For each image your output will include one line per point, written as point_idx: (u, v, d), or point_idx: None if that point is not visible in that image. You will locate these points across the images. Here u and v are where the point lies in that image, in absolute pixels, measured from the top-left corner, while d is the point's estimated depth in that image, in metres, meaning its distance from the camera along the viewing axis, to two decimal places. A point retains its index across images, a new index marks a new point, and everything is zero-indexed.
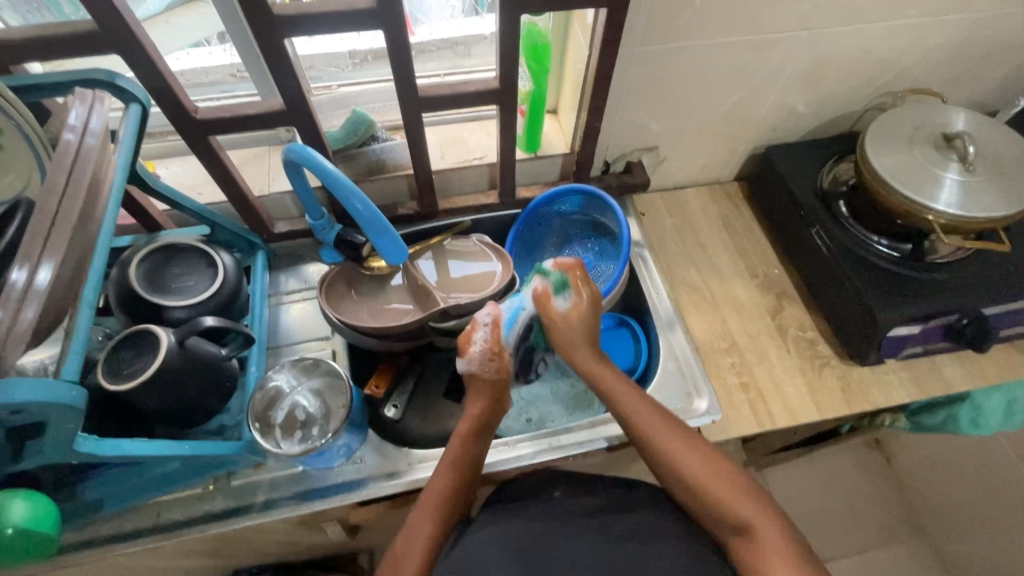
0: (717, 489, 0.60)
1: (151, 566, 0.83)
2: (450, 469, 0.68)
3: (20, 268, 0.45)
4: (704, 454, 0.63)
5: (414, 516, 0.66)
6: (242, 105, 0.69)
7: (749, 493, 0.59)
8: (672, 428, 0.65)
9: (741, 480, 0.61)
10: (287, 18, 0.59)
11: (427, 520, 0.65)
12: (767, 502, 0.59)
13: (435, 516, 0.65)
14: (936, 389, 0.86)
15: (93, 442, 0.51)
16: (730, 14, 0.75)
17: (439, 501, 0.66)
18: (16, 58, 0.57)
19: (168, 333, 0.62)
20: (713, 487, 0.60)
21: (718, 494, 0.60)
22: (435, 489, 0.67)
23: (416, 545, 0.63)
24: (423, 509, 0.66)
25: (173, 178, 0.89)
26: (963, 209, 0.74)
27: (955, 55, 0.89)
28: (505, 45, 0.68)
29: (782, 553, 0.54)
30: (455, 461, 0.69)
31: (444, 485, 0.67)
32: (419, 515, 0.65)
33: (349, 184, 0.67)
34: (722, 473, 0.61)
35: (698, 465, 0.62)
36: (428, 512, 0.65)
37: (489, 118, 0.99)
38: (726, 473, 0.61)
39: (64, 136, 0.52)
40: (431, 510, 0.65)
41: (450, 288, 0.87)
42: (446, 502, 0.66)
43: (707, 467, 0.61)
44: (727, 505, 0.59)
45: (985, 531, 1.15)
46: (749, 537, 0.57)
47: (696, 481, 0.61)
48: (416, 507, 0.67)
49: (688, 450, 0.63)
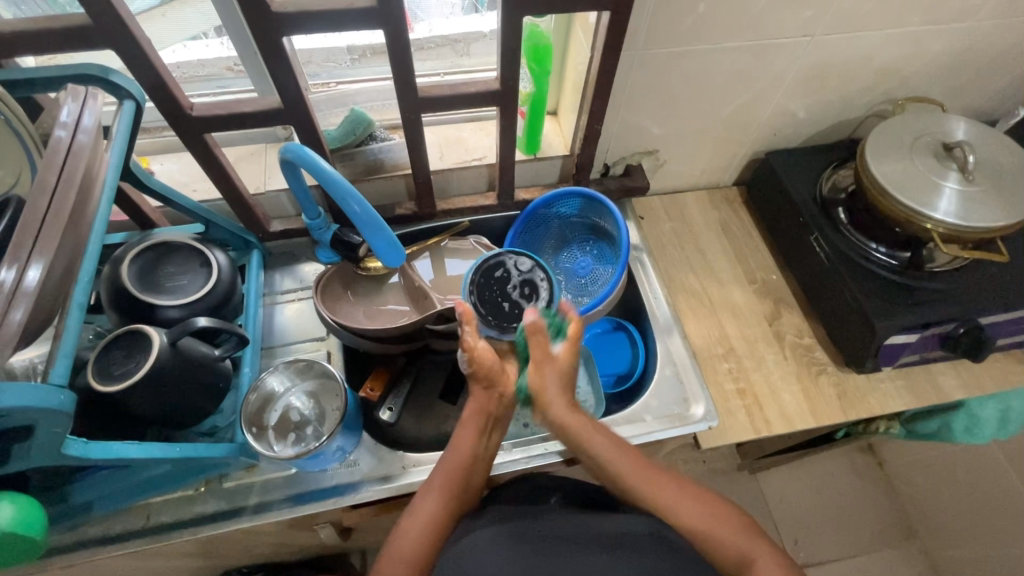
0: (713, 531, 0.59)
1: (141, 567, 0.82)
2: (469, 447, 0.68)
3: (8, 268, 0.44)
4: (691, 496, 0.62)
5: (420, 497, 0.66)
6: (239, 103, 0.68)
7: (744, 526, 0.59)
8: (656, 477, 0.63)
9: (733, 515, 0.60)
10: (286, 15, 0.58)
11: (430, 502, 0.65)
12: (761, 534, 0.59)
13: (439, 497, 0.65)
14: (931, 397, 0.86)
15: (81, 445, 0.50)
16: (734, 20, 0.74)
17: (447, 483, 0.66)
18: (8, 51, 0.56)
19: (160, 334, 0.61)
20: (710, 532, 0.59)
21: (715, 537, 0.59)
22: (448, 464, 0.67)
23: (418, 526, 0.63)
24: (430, 489, 0.66)
25: (167, 175, 0.88)
26: (962, 218, 0.74)
27: (955, 64, 0.89)
28: (508, 46, 0.67)
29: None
30: (474, 443, 0.68)
31: (460, 461, 0.67)
32: (422, 498, 0.65)
33: (346, 185, 0.66)
34: (719, 516, 0.60)
35: (689, 509, 0.61)
36: (435, 492, 0.65)
37: (489, 119, 0.98)
38: (720, 517, 0.60)
39: (55, 132, 0.51)
40: (439, 495, 0.65)
41: (446, 289, 0.88)
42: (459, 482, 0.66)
43: (708, 515, 0.60)
44: (725, 543, 0.58)
45: (976, 538, 1.16)
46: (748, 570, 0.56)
47: (691, 525, 0.60)
48: (421, 491, 0.67)
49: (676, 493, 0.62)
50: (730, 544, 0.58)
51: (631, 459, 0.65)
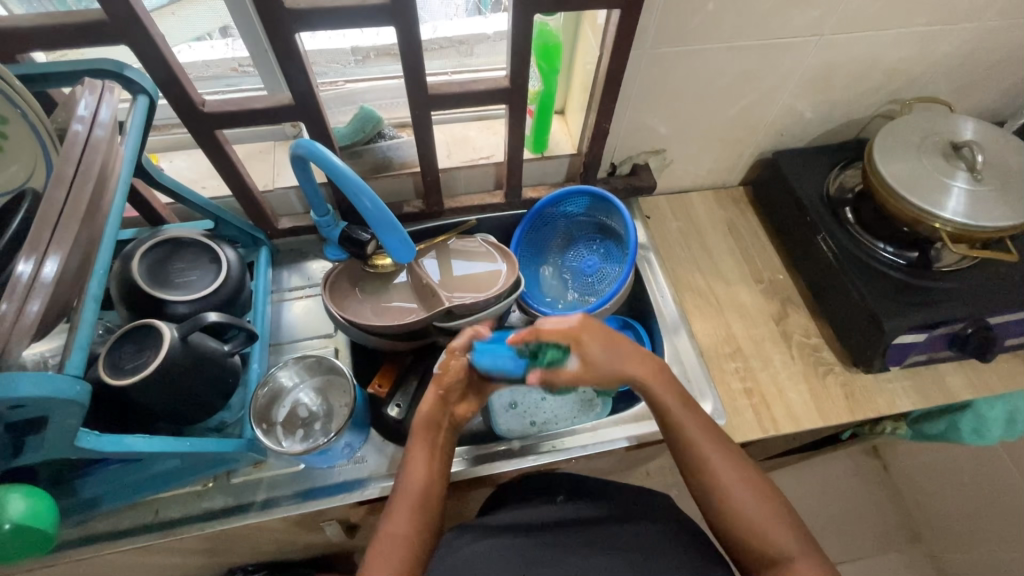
0: (758, 517, 0.61)
1: (147, 563, 0.82)
2: (423, 467, 0.67)
3: (26, 260, 0.44)
4: (748, 477, 0.63)
5: (389, 517, 0.64)
6: (250, 99, 0.68)
7: (786, 522, 0.60)
8: (725, 454, 0.64)
9: (778, 505, 0.62)
10: (299, 11, 0.59)
11: (402, 520, 0.63)
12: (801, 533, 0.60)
13: (409, 516, 0.64)
14: (939, 397, 0.86)
15: (93, 438, 0.50)
16: (743, 19, 0.75)
17: (413, 500, 0.65)
18: (23, 46, 0.56)
19: (172, 328, 0.62)
20: (757, 519, 0.60)
21: (761, 527, 0.60)
22: (409, 486, 0.66)
23: (393, 546, 0.61)
24: (397, 510, 0.64)
25: (177, 172, 0.88)
26: (972, 217, 0.74)
27: (963, 64, 0.89)
28: (518, 44, 0.67)
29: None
30: (427, 460, 0.68)
31: (418, 482, 0.66)
32: (393, 515, 0.64)
33: (358, 181, 0.66)
34: (769, 504, 0.61)
35: (746, 489, 0.62)
36: (404, 511, 0.64)
37: (497, 118, 0.98)
38: (770, 508, 0.61)
39: (73, 126, 0.51)
40: (409, 511, 0.64)
41: (453, 288, 0.86)
42: (422, 501, 0.65)
43: (760, 500, 0.61)
44: (768, 536, 0.60)
45: (983, 541, 1.15)
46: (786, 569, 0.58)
47: (740, 505, 0.61)
48: (390, 508, 0.65)
49: (736, 472, 0.63)
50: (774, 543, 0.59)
51: (703, 429, 0.65)
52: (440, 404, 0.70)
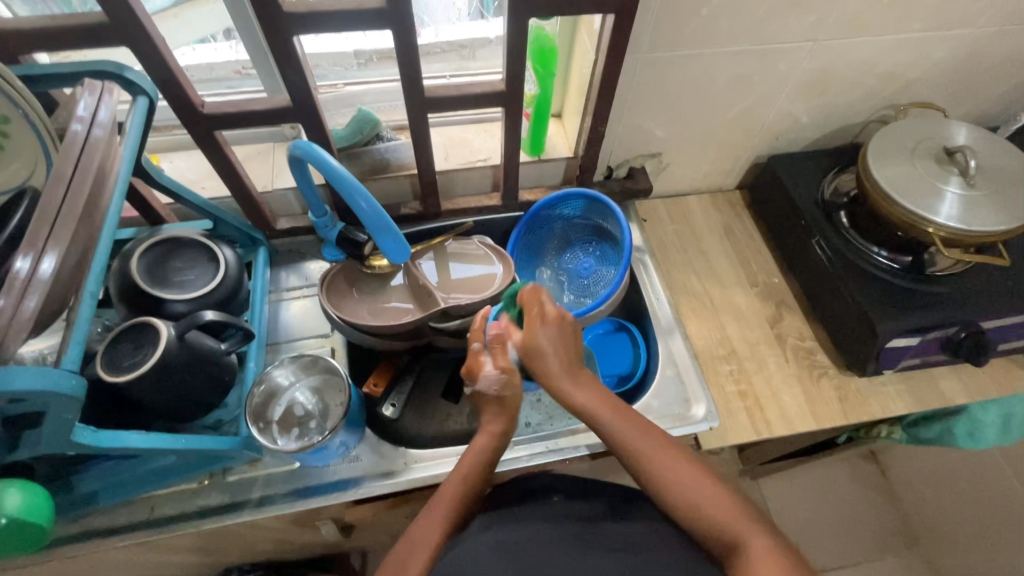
0: (703, 503, 0.57)
1: (142, 560, 0.83)
2: (459, 482, 0.68)
3: (25, 257, 0.45)
4: (689, 468, 0.59)
5: (419, 526, 0.65)
6: (248, 101, 0.69)
7: (737, 507, 0.56)
8: (663, 449, 0.61)
9: (723, 489, 0.58)
10: (297, 15, 0.59)
11: (432, 529, 0.64)
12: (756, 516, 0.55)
13: (439, 524, 0.64)
14: (933, 401, 0.86)
15: (90, 434, 0.51)
16: (737, 25, 0.75)
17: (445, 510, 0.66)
18: (26, 48, 0.57)
19: (168, 327, 0.62)
20: (702, 507, 0.56)
21: (709, 514, 0.56)
22: (443, 498, 0.67)
23: (418, 553, 0.62)
24: (428, 517, 0.65)
25: (177, 172, 0.89)
26: (963, 222, 0.74)
27: (957, 70, 0.90)
28: (513, 48, 0.68)
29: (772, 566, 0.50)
30: (467, 475, 0.69)
31: (451, 495, 0.67)
32: (423, 522, 0.65)
33: (354, 181, 0.66)
34: (714, 489, 0.57)
35: (688, 480, 0.59)
36: (432, 520, 0.65)
37: (494, 121, 0.99)
38: (716, 494, 0.57)
39: (72, 126, 0.52)
40: (439, 519, 0.65)
41: (450, 289, 0.88)
42: (454, 513, 0.66)
43: (699, 490, 0.57)
44: (715, 520, 0.55)
45: (980, 548, 1.15)
46: (739, 552, 0.53)
47: (681, 496, 0.58)
48: (422, 515, 0.66)
49: (674, 464, 0.60)
50: (724, 526, 0.55)
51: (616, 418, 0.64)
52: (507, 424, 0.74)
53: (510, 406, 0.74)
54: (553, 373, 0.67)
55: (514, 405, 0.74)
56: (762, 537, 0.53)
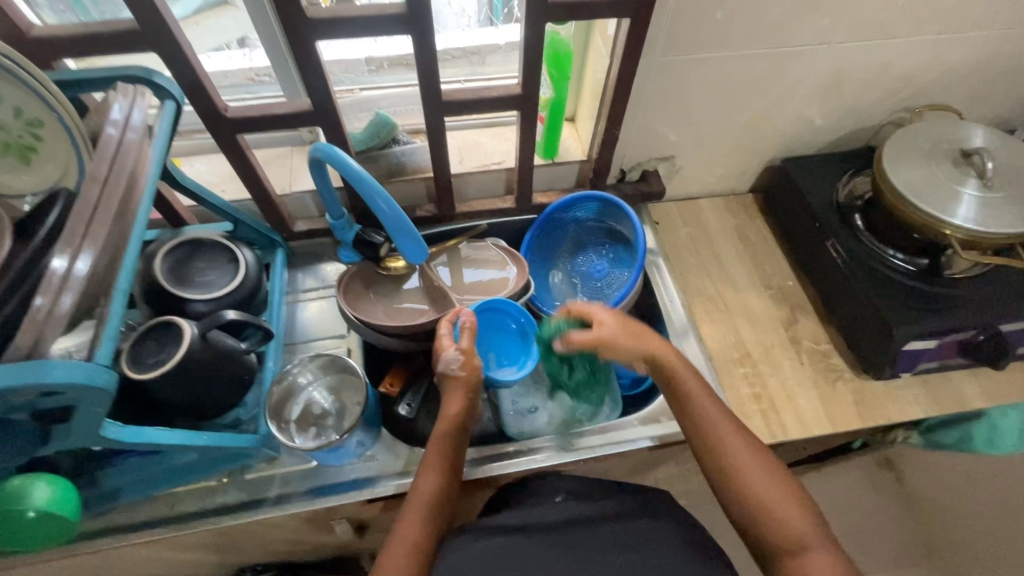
0: (777, 502, 0.60)
1: (160, 557, 0.84)
2: (434, 474, 0.67)
3: (61, 256, 0.46)
4: (773, 474, 0.62)
5: (402, 524, 0.64)
6: (271, 105, 0.71)
7: (809, 518, 0.59)
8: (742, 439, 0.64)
9: (795, 494, 0.61)
10: (320, 21, 0.61)
11: (413, 527, 0.63)
12: (820, 526, 0.59)
13: (420, 522, 0.64)
14: (952, 405, 0.86)
15: (118, 429, 0.52)
16: (752, 28, 0.76)
17: (422, 507, 0.65)
18: (59, 55, 0.59)
19: (192, 326, 0.64)
20: (777, 509, 0.59)
21: (778, 514, 0.59)
22: (418, 494, 0.66)
23: (402, 549, 0.61)
24: (407, 516, 0.64)
25: (198, 176, 0.91)
26: (981, 224, 0.74)
27: (974, 72, 0.90)
28: (530, 52, 0.69)
29: None
30: (440, 465, 0.68)
31: (430, 489, 0.66)
32: (404, 521, 0.64)
33: (374, 183, 0.67)
34: (789, 498, 0.60)
35: (770, 479, 0.61)
36: (411, 518, 0.64)
37: (509, 124, 1.00)
38: (790, 497, 0.60)
39: (106, 130, 0.53)
40: (419, 517, 0.64)
41: (464, 291, 0.89)
42: (433, 507, 0.65)
43: (773, 483, 0.61)
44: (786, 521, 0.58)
45: (1000, 556, 1.13)
46: (802, 555, 0.56)
47: (756, 490, 0.61)
48: (401, 514, 0.65)
49: (755, 461, 0.62)
50: (790, 526, 0.58)
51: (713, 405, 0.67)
52: (466, 403, 0.71)
53: (465, 386, 0.72)
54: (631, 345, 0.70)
55: (474, 382, 0.73)
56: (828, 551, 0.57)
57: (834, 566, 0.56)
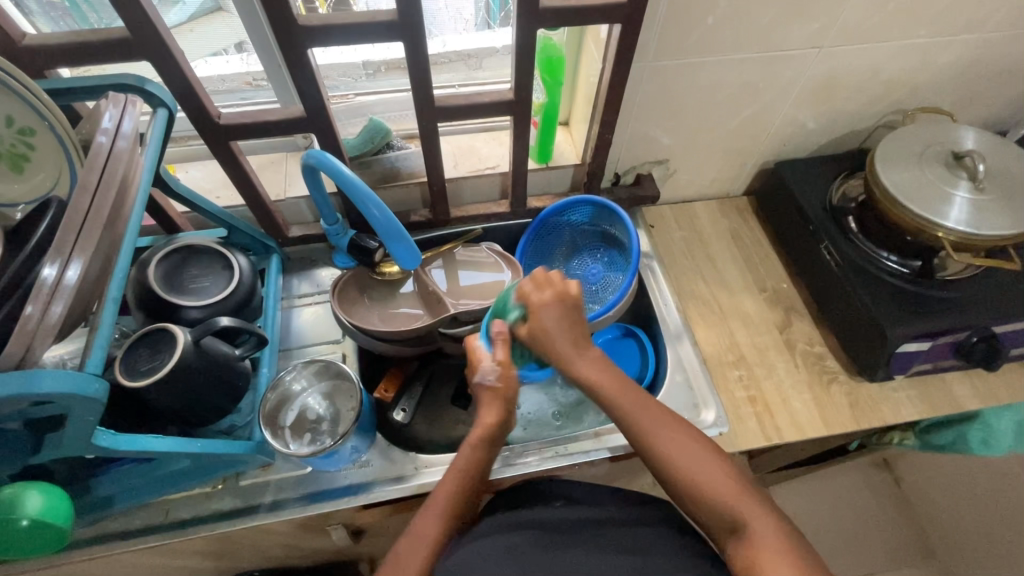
0: (712, 481, 0.58)
1: (155, 565, 0.84)
2: (457, 473, 0.67)
3: (52, 264, 0.46)
4: (692, 448, 0.60)
5: (417, 522, 0.64)
6: (263, 112, 0.71)
7: (742, 486, 0.58)
8: (658, 417, 0.63)
9: (725, 466, 0.59)
10: (311, 28, 0.61)
11: (433, 524, 0.63)
12: (755, 494, 0.57)
13: (441, 522, 0.63)
14: (945, 407, 0.86)
15: (110, 437, 0.52)
16: (743, 32, 0.76)
17: (445, 505, 0.64)
18: (51, 63, 0.59)
19: (185, 332, 0.64)
20: (702, 486, 0.58)
21: (704, 494, 0.58)
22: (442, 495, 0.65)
23: (419, 547, 0.61)
24: (429, 513, 0.64)
25: (192, 182, 0.91)
26: (973, 226, 0.74)
27: (964, 75, 0.90)
28: (522, 58, 0.69)
29: (775, 549, 0.53)
30: (465, 470, 0.67)
31: (452, 488, 0.66)
32: (423, 516, 0.64)
33: (366, 189, 0.68)
34: (710, 466, 0.59)
35: (687, 458, 0.59)
36: (433, 515, 0.64)
37: (503, 129, 1.00)
38: (725, 476, 0.58)
39: (97, 138, 0.53)
40: (438, 516, 0.64)
41: (459, 295, 0.88)
42: (455, 508, 0.65)
43: (692, 457, 0.59)
44: (726, 505, 0.57)
45: (996, 556, 1.14)
46: (744, 534, 0.55)
47: (687, 476, 0.59)
48: (420, 511, 0.65)
49: (681, 443, 0.60)
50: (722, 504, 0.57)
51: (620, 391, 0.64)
52: (502, 417, 0.68)
53: (504, 396, 0.68)
54: (566, 352, 0.65)
55: (512, 396, 0.69)
56: (764, 517, 0.55)
57: (774, 532, 0.54)
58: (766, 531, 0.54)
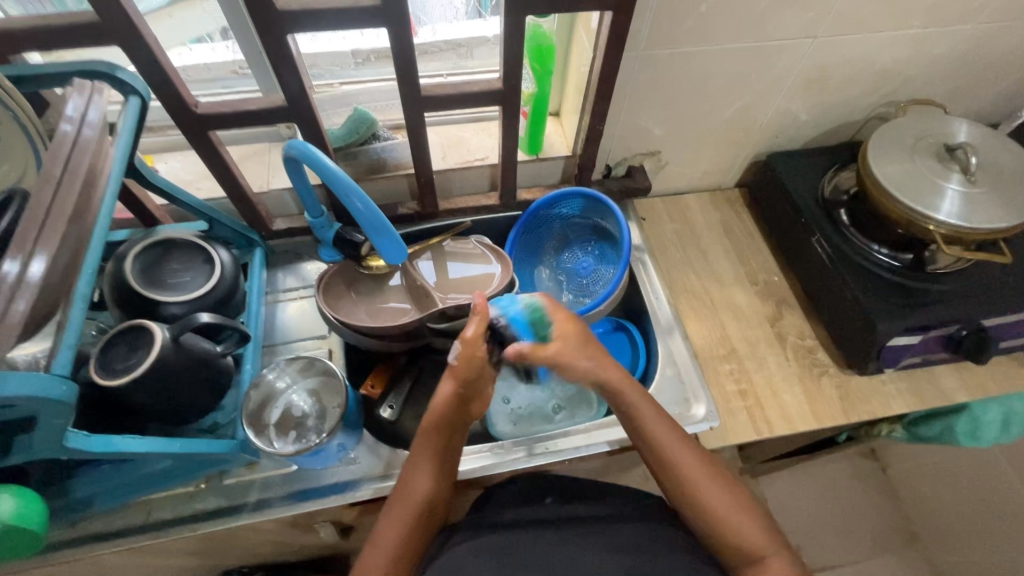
0: (731, 519, 0.60)
1: (138, 564, 0.82)
2: (427, 475, 0.65)
3: (12, 260, 0.44)
4: (719, 485, 0.62)
5: (384, 525, 0.63)
6: (243, 101, 0.68)
7: (759, 525, 0.61)
8: (685, 448, 0.64)
9: (742, 501, 0.62)
10: (291, 13, 0.59)
11: (394, 530, 0.63)
12: (772, 534, 0.60)
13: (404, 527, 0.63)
14: (934, 399, 0.86)
15: (83, 438, 0.50)
16: (736, 21, 0.75)
17: (412, 508, 0.63)
18: (17, 48, 0.56)
19: (162, 329, 0.61)
20: (724, 522, 0.61)
21: (728, 531, 0.60)
22: (408, 495, 0.64)
23: (382, 553, 0.61)
24: (396, 518, 0.63)
25: (172, 173, 0.88)
26: (964, 219, 0.74)
27: (958, 66, 0.89)
28: (510, 46, 0.67)
29: None
30: (433, 469, 0.65)
31: (422, 491, 0.64)
32: (387, 521, 0.63)
33: (350, 182, 0.66)
34: (733, 501, 0.61)
35: (711, 492, 0.62)
36: (398, 520, 0.63)
37: (492, 120, 0.99)
38: (745, 515, 0.61)
39: (60, 127, 0.51)
40: (405, 520, 0.63)
41: (448, 289, 0.87)
42: (420, 512, 0.64)
43: (720, 494, 0.62)
44: (742, 539, 0.60)
45: (980, 546, 1.15)
46: (759, 566, 0.58)
47: (710, 510, 0.61)
48: (387, 512, 0.64)
49: (704, 476, 0.62)
50: (742, 541, 0.60)
51: (659, 421, 0.65)
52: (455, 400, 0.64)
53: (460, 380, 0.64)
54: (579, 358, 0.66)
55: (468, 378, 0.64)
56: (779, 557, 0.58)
57: (788, 572, 0.57)
58: (782, 571, 0.57)
